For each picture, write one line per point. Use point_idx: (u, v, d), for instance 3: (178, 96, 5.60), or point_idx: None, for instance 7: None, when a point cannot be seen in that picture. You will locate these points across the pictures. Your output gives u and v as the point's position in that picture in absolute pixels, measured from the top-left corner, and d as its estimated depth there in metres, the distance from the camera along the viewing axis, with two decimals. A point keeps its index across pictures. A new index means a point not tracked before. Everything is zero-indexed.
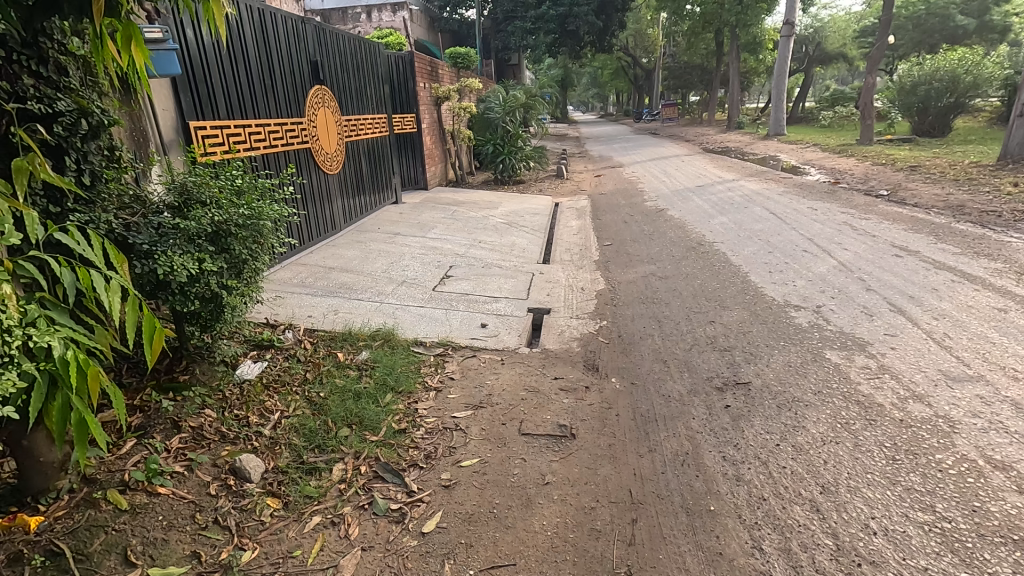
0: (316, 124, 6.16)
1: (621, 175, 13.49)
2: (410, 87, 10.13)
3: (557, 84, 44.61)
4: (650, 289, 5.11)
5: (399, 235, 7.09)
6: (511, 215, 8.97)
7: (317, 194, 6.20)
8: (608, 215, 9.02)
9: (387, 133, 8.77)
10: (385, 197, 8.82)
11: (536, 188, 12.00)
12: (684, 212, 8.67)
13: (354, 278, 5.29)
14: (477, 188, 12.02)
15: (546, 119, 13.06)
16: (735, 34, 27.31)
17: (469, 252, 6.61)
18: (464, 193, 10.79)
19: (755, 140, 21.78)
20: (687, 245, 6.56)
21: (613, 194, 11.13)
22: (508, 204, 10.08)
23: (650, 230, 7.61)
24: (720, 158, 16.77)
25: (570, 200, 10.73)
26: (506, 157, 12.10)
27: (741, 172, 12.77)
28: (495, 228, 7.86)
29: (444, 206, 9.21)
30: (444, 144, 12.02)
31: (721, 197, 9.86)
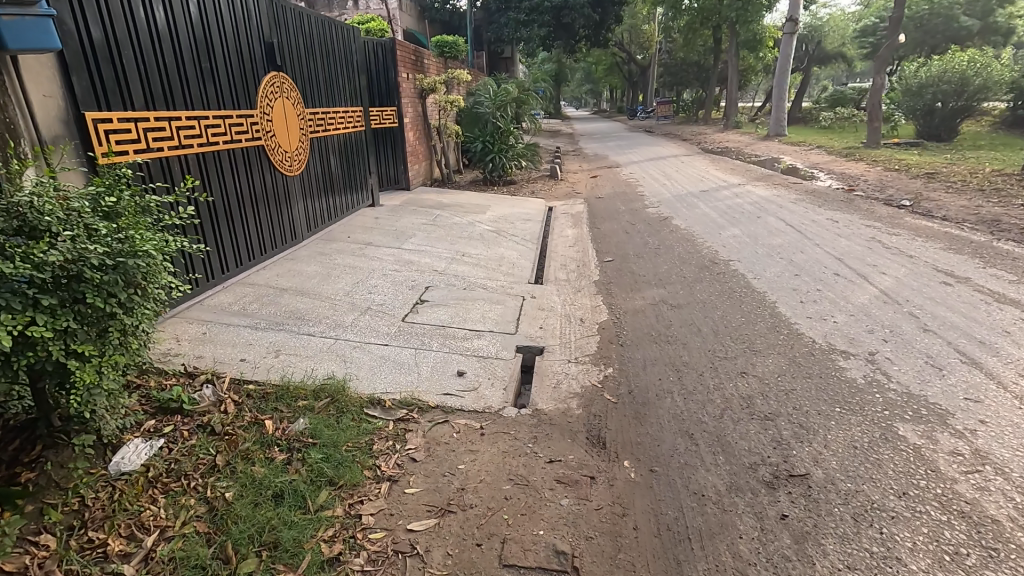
0: (270, 117, 5.25)
1: (618, 176, 12.66)
2: (391, 78, 9.21)
3: (550, 78, 43.59)
4: (662, 323, 4.29)
5: (371, 246, 6.20)
6: (500, 221, 8.11)
7: (271, 199, 5.29)
8: (606, 223, 8.20)
9: (363, 128, 7.85)
10: (360, 200, 7.90)
11: (528, 189, 11.14)
12: (690, 221, 7.87)
13: (309, 303, 4.42)
14: (465, 188, 11.12)
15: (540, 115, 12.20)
16: (735, 31, 26.50)
17: (450, 268, 5.74)
18: (450, 194, 9.90)
19: (755, 140, 21.06)
20: (700, 264, 5.75)
21: (611, 198, 10.31)
22: (497, 208, 9.22)
23: (655, 242, 6.79)
24: (721, 159, 15.98)
25: (564, 204, 9.88)
26: (496, 155, 11.21)
27: (747, 175, 12.00)
28: (481, 238, 7.00)
29: (425, 211, 8.33)
30: (429, 141, 11.12)
31: (729, 204, 9.06)
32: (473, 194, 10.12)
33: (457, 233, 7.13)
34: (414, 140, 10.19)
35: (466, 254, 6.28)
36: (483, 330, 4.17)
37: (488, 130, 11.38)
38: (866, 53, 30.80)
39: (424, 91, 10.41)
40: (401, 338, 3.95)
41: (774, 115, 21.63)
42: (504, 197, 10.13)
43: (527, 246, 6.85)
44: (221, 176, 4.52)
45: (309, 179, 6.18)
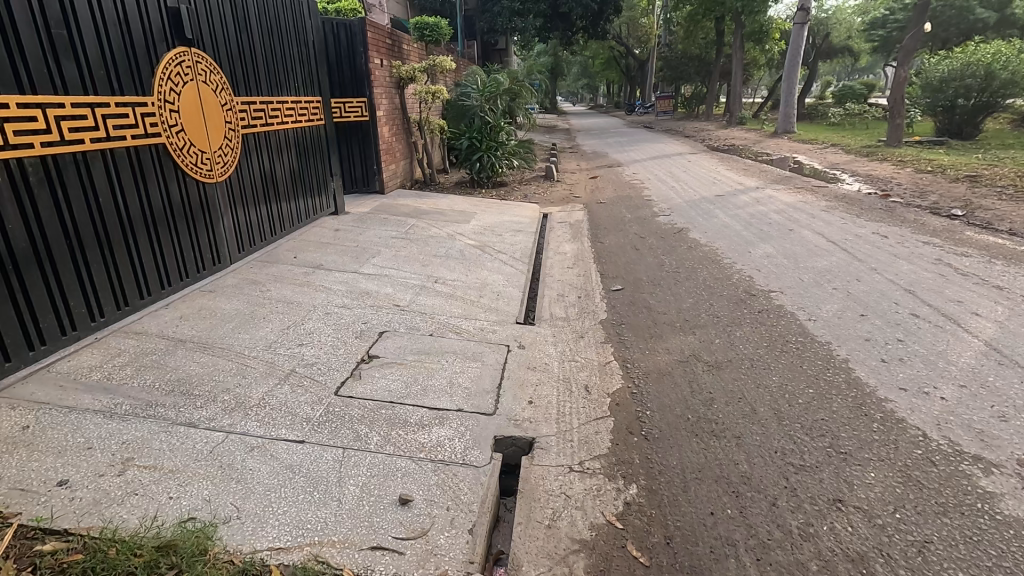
0: (176, 107, 4.00)
1: (621, 178, 11.44)
2: (359, 65, 7.96)
3: (546, 72, 42.17)
4: (699, 396, 3.09)
5: (321, 269, 4.97)
6: (486, 233, 6.88)
7: (176, 215, 4.04)
8: (610, 234, 6.98)
9: (322, 122, 6.59)
10: (318, 209, 6.63)
11: (520, 192, 9.91)
12: (710, 234, 6.67)
13: (210, 365, 3.20)
14: (449, 191, 9.85)
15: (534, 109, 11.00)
16: (741, 22, 25.22)
17: (416, 300, 4.52)
18: (431, 200, 8.63)
19: (762, 138, 19.89)
20: (733, 297, 4.55)
21: (613, 203, 9.11)
22: (484, 215, 7.99)
23: (673, 263, 5.57)
24: (730, 158, 14.77)
25: (561, 211, 8.66)
26: (484, 154, 9.94)
27: (763, 177, 10.81)
28: (461, 256, 5.77)
29: (398, 220, 7.08)
30: (408, 138, 9.87)
31: (751, 211, 7.87)
32: (458, 199, 8.87)
33: (432, 250, 5.90)
34: (390, 138, 8.93)
35: (441, 279, 5.06)
36: (448, 410, 2.94)
37: (475, 126, 10.10)
38: (875, 47, 29.63)
39: (402, 81, 9.14)
40: (328, 427, 2.73)
41: (783, 111, 20.43)
42: (492, 202, 8.89)
43: (517, 266, 5.63)
44: (89, 187, 3.28)
45: (242, 186, 4.93)
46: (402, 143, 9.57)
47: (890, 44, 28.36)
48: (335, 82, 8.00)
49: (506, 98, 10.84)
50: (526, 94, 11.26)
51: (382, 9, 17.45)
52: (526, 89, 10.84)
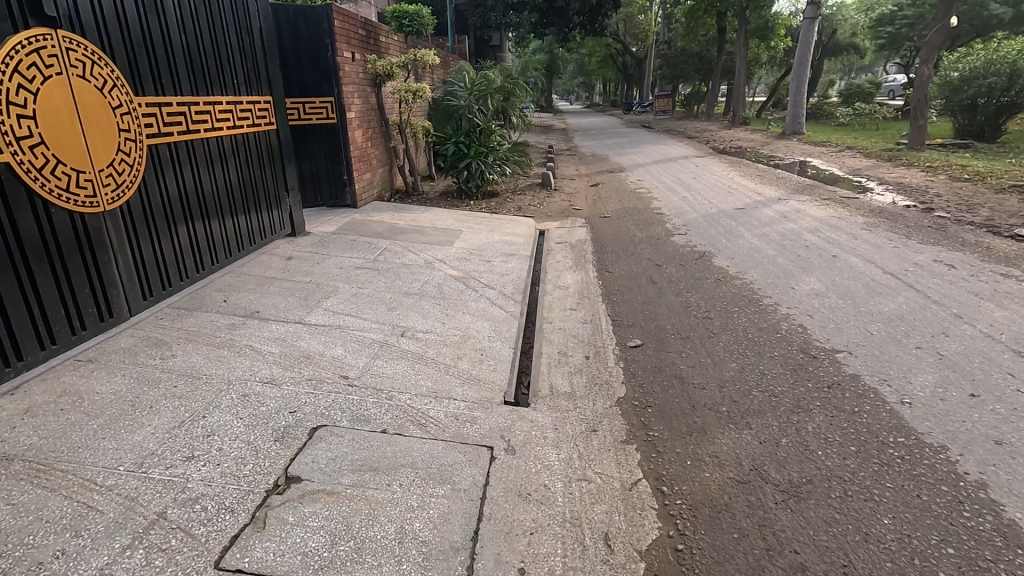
0: (27, 111, 2.86)
1: (625, 186, 10.38)
2: (325, 60, 6.87)
3: (542, 70, 40.92)
4: (780, 562, 2.01)
5: (253, 319, 3.87)
6: (471, 259, 5.79)
7: (31, 261, 2.91)
8: (619, 258, 5.90)
9: (274, 127, 5.47)
10: (269, 232, 5.50)
11: (513, 203, 8.83)
12: (739, 260, 5.60)
13: (33, 508, 2.10)
14: (433, 203, 8.73)
15: (530, 110, 9.91)
16: (745, 18, 24.15)
17: (373, 365, 3.43)
18: (411, 215, 7.53)
19: (770, 139, 18.85)
20: (789, 362, 3.48)
21: (619, 216, 8.03)
22: (472, 233, 6.91)
23: (702, 304, 4.50)
24: (741, 162, 13.73)
25: (559, 227, 7.56)
26: (474, 161, 8.78)
27: (784, 186, 9.76)
28: (439, 294, 4.69)
29: (367, 244, 5.97)
30: (387, 143, 8.74)
31: (781, 229, 6.81)
32: (442, 214, 7.78)
33: (404, 286, 4.81)
34: (365, 144, 7.81)
35: (410, 330, 3.96)
36: None
37: (463, 128, 8.95)
38: (883, 45, 28.63)
39: (379, 78, 8.02)
40: None
41: (792, 111, 19.39)
42: (481, 217, 7.80)
43: (508, 307, 4.54)
44: None
45: (151, 211, 3.80)
46: (381, 149, 8.45)
47: (898, 42, 27.36)
48: (297, 80, 6.89)
49: (497, 98, 9.71)
50: (519, 93, 10.14)
51: (369, 2, 16.19)
52: (520, 88, 9.72)
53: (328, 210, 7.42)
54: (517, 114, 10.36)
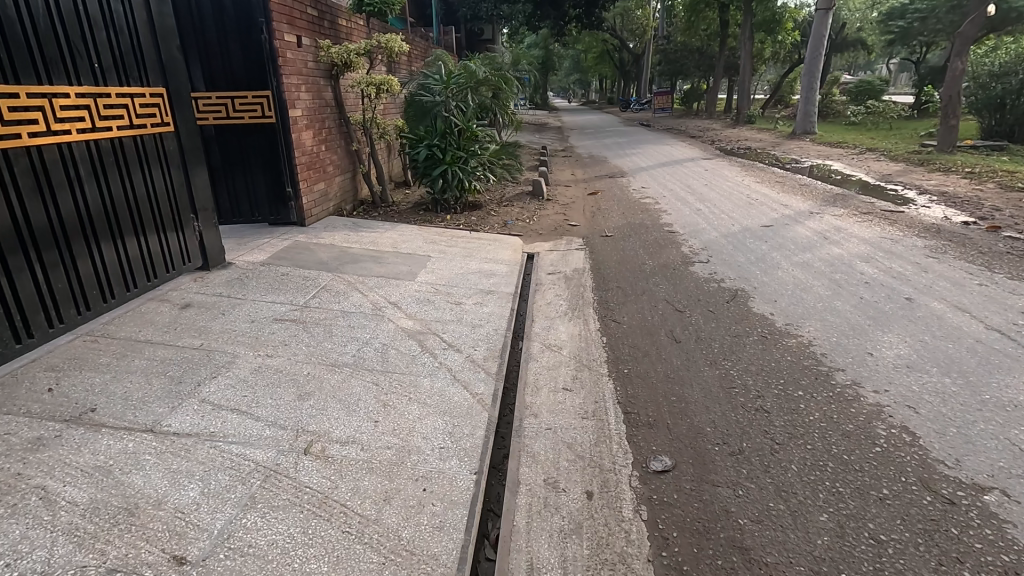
0: None
1: (628, 195, 9.06)
2: (260, 45, 5.56)
3: (537, 66, 39.48)
4: None
5: (76, 428, 2.52)
6: (435, 301, 4.45)
7: None
8: (627, 298, 4.58)
9: (171, 127, 4.12)
10: (167, 267, 4.14)
11: (498, 216, 7.51)
12: (784, 305, 4.29)
13: None
14: (402, 215, 7.34)
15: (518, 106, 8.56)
16: (751, 10, 22.82)
17: (237, 525, 2.09)
18: (370, 234, 6.18)
19: (780, 140, 17.55)
20: (915, 517, 2.16)
21: (623, 234, 6.72)
22: (443, 260, 5.57)
23: (750, 385, 3.18)
24: (754, 166, 12.42)
25: (551, 249, 6.24)
26: (450, 168, 7.29)
27: (811, 197, 8.46)
28: (380, 366, 3.36)
29: (302, 280, 4.61)
30: (349, 147, 7.39)
31: (825, 255, 5.50)
32: (409, 232, 6.43)
33: (333, 352, 3.48)
34: (317, 148, 6.47)
35: (322, 440, 2.63)
36: None
37: (438, 128, 7.47)
38: (893, 40, 27.28)
39: (335, 69, 6.67)
40: None
41: (803, 108, 18.14)
42: (458, 237, 6.46)
43: (474, 388, 3.21)
44: None
45: None
46: (339, 154, 7.10)
47: (910, 36, 26.02)
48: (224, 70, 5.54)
49: (478, 93, 8.30)
50: (505, 89, 8.74)
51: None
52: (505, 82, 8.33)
53: (269, 229, 6.08)
54: (501, 113, 8.95)
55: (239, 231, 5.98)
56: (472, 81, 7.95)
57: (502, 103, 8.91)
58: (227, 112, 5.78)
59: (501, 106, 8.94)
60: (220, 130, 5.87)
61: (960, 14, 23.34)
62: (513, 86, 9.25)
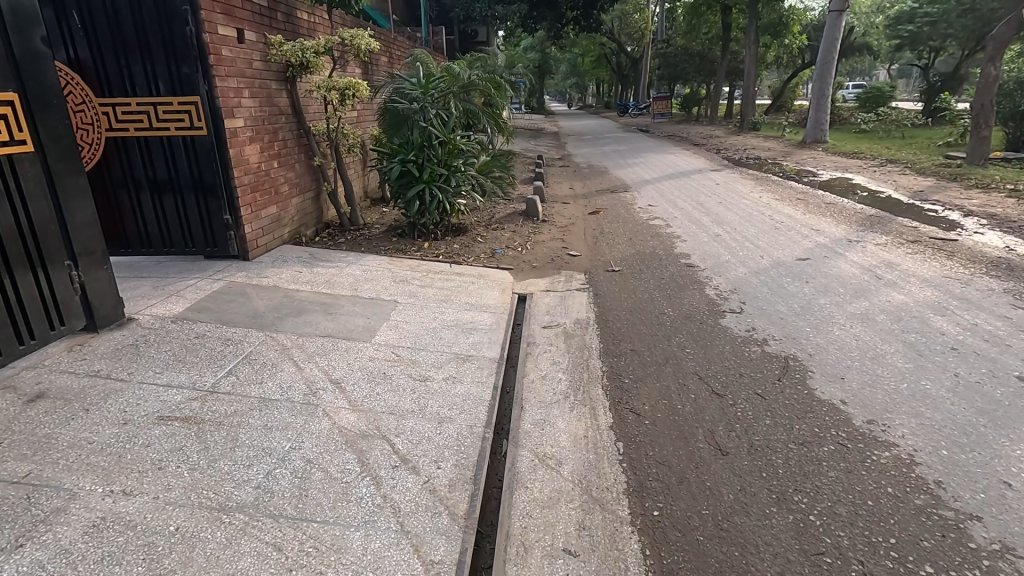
0: None
1: (635, 215, 8.02)
2: (186, 38, 4.50)
3: (533, 69, 38.55)
4: None
5: None
6: (392, 377, 3.37)
7: None
8: (645, 372, 3.50)
9: (29, 146, 3.04)
10: (19, 336, 3.03)
11: (485, 243, 6.44)
12: (856, 386, 3.23)
13: None
14: (373, 242, 6.25)
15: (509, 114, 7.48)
16: (757, 12, 21.90)
17: None
18: (327, 271, 5.09)
19: (791, 149, 16.57)
20: None
21: (632, 268, 5.65)
22: (412, 308, 4.49)
23: (846, 550, 2.10)
24: (768, 179, 11.41)
25: (547, 288, 5.17)
26: (428, 188, 6.14)
27: (844, 220, 7.42)
28: (294, 508, 2.28)
29: (221, 346, 3.52)
30: (310, 161, 6.31)
31: (886, 304, 4.45)
32: (375, 267, 5.35)
33: (230, 480, 2.39)
34: (265, 164, 5.39)
35: None
36: None
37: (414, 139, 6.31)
38: (900, 45, 26.41)
39: (291, 69, 5.60)
40: None
41: (813, 116, 17.18)
42: (434, 272, 5.38)
43: (431, 552, 2.13)
44: None
45: None
46: (296, 171, 6.02)
47: (919, 41, 25.12)
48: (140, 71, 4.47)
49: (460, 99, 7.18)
50: (492, 95, 7.62)
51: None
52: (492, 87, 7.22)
53: (202, 264, 4.98)
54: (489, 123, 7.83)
55: (164, 267, 4.88)
56: (454, 86, 6.83)
57: (489, 112, 7.80)
58: (148, 123, 4.72)
59: (488, 115, 7.83)
60: (142, 143, 4.80)
61: (973, 18, 22.46)
62: (503, 92, 8.16)
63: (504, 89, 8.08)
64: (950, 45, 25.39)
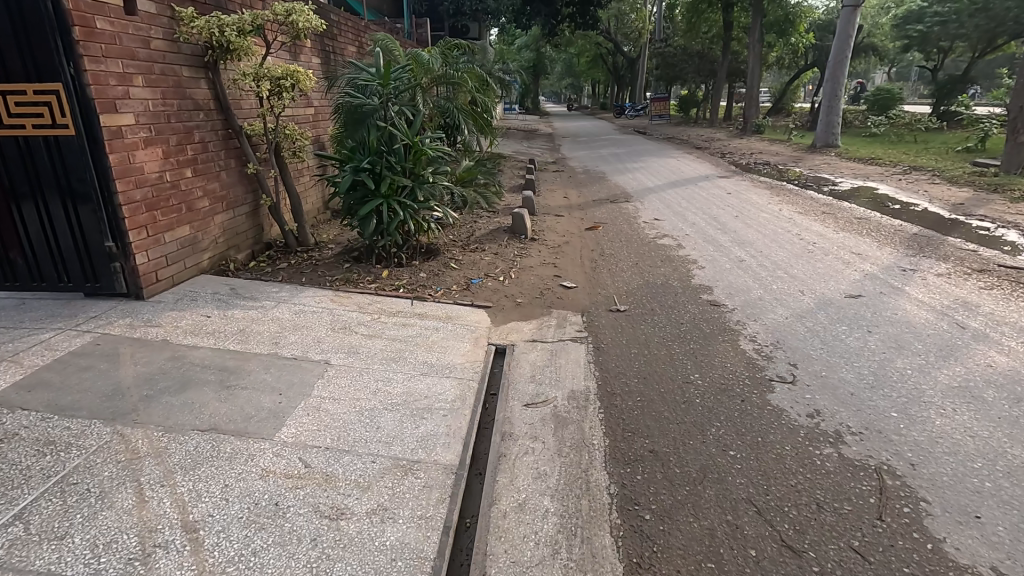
0: None
1: (640, 233, 6.86)
2: (38, 0, 3.29)
3: (527, 69, 37.41)
4: None
5: None
6: (286, 516, 2.17)
7: None
8: (674, 500, 2.33)
9: None
10: None
11: (460, 270, 5.26)
12: (1007, 540, 2.07)
13: None
14: (320, 269, 5.04)
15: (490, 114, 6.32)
16: (761, 9, 20.85)
17: None
18: (245, 315, 3.89)
19: (801, 154, 15.50)
20: None
21: (642, 306, 4.48)
22: (348, 372, 3.30)
23: None
24: (784, 189, 10.30)
25: (532, 338, 3.99)
26: (387, 202, 4.93)
27: (887, 241, 6.28)
28: None
29: (31, 459, 2.31)
30: (243, 169, 5.11)
31: (988, 370, 3.30)
32: (312, 307, 4.16)
33: None
34: (173, 173, 4.19)
35: None
36: None
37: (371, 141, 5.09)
38: (908, 46, 25.42)
39: (210, 52, 4.40)
40: None
41: (825, 118, 16.10)
42: (389, 313, 4.20)
43: None
44: None
45: None
46: (222, 181, 4.81)
47: (928, 42, 24.14)
48: None
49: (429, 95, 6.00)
50: (469, 91, 6.45)
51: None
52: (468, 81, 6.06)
53: (78, 307, 3.77)
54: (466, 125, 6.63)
55: (23, 311, 3.67)
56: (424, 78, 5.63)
57: (466, 111, 6.61)
58: None
59: (465, 114, 6.64)
60: None
61: (985, 18, 21.49)
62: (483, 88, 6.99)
63: (485, 85, 6.92)
64: (960, 46, 24.44)
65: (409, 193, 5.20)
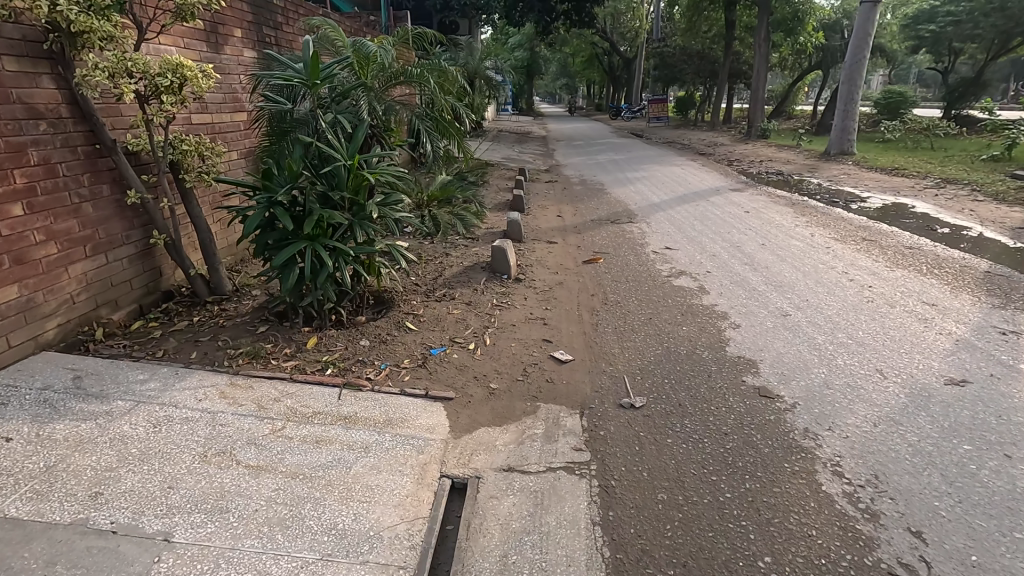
0: None
1: (649, 270, 5.57)
2: None
3: (520, 69, 36.10)
4: None
5: None
6: None
7: None
8: None
9: None
10: None
11: (417, 332, 3.94)
12: None
13: None
14: (226, 334, 3.73)
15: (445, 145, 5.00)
16: (767, 7, 19.58)
17: None
18: (70, 435, 2.56)
19: (814, 162, 14.29)
20: None
21: (664, 401, 3.18)
22: (195, 565, 1.98)
23: None
24: (808, 205, 9.04)
25: (506, 465, 2.68)
26: (308, 249, 3.54)
27: (960, 285, 5.02)
28: None
29: None
30: (122, 198, 3.78)
31: None
32: (184, 411, 2.83)
33: None
34: None
35: None
36: None
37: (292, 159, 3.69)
38: (918, 47, 24.29)
39: (50, 37, 3.07)
40: None
41: (840, 123, 14.87)
42: (299, 420, 2.87)
43: None
44: None
45: None
46: (84, 217, 3.48)
47: (940, 43, 23.00)
48: None
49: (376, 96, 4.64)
50: (432, 92, 5.10)
51: None
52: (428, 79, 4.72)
53: None
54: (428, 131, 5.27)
55: None
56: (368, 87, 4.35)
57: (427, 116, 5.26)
58: None
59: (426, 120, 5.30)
60: None
61: (1002, 18, 20.32)
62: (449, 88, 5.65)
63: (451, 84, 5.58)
64: (972, 47, 23.33)
65: (345, 232, 3.79)
